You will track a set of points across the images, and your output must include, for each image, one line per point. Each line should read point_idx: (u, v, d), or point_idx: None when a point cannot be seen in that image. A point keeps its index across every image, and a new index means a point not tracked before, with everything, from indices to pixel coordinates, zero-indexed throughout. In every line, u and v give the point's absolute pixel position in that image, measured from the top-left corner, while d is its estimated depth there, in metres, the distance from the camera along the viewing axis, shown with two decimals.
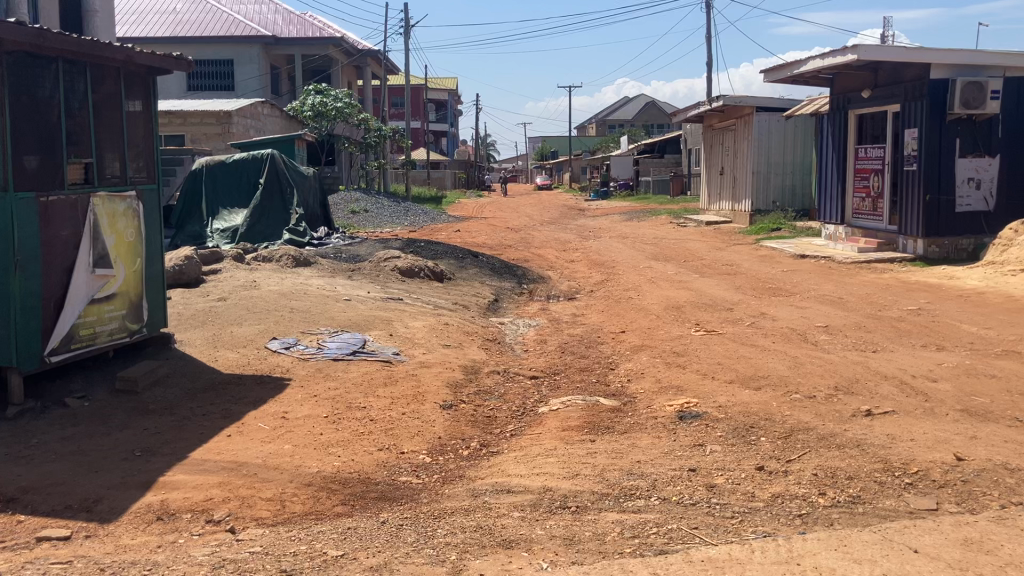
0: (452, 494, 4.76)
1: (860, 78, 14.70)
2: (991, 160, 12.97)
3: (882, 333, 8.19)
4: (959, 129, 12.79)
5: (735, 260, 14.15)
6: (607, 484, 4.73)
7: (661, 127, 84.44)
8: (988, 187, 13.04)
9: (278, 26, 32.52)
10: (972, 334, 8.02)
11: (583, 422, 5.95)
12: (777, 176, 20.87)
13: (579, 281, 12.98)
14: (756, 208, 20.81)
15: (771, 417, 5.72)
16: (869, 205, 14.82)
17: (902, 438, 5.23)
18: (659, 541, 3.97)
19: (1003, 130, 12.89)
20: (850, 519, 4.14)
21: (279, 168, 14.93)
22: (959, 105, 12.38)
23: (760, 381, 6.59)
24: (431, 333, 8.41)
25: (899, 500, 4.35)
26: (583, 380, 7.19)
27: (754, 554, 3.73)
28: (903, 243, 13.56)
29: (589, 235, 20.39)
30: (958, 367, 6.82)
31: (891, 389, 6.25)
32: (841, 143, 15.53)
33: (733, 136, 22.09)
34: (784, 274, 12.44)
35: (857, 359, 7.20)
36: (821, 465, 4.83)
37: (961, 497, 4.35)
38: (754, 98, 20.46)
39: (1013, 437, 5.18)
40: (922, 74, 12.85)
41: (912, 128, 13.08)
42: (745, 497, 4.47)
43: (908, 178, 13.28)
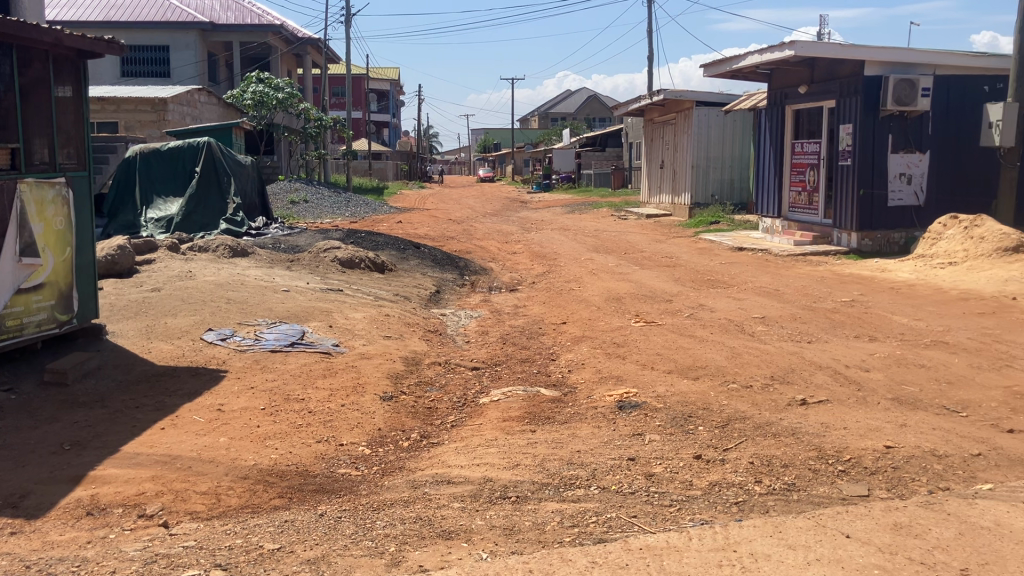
0: (392, 485, 4.73)
1: (797, 74, 14.96)
2: (921, 156, 13.25)
3: (817, 324, 8.35)
4: (891, 126, 13.09)
5: (674, 253, 14.31)
6: (548, 473, 4.74)
7: (603, 121, 85.10)
8: (918, 182, 13.34)
9: (216, 12, 31.92)
10: (902, 325, 8.24)
11: (524, 412, 5.96)
12: (716, 170, 21.14)
13: (521, 273, 13.00)
14: (696, 201, 21.05)
15: (709, 406, 5.81)
16: (804, 199, 15.13)
17: (836, 426, 5.33)
18: (598, 530, 3.99)
19: (933, 127, 13.20)
20: (785, 506, 4.22)
21: (215, 156, 14.61)
22: (891, 102, 12.68)
23: (698, 371, 6.67)
24: (371, 325, 8.32)
25: (833, 486, 4.45)
26: (524, 370, 7.19)
27: (691, 542, 3.76)
28: (838, 236, 13.87)
29: (532, 228, 20.37)
30: (889, 357, 6.99)
31: (826, 378, 6.40)
32: (778, 139, 15.79)
33: (672, 129, 22.29)
34: (722, 266, 12.63)
35: (793, 349, 7.33)
36: (757, 453, 4.90)
37: (891, 483, 4.46)
38: (695, 93, 20.69)
39: (941, 425, 5.33)
40: (856, 70, 13.12)
41: (848, 124, 13.35)
42: (682, 486, 4.52)
43: (842, 173, 13.59)
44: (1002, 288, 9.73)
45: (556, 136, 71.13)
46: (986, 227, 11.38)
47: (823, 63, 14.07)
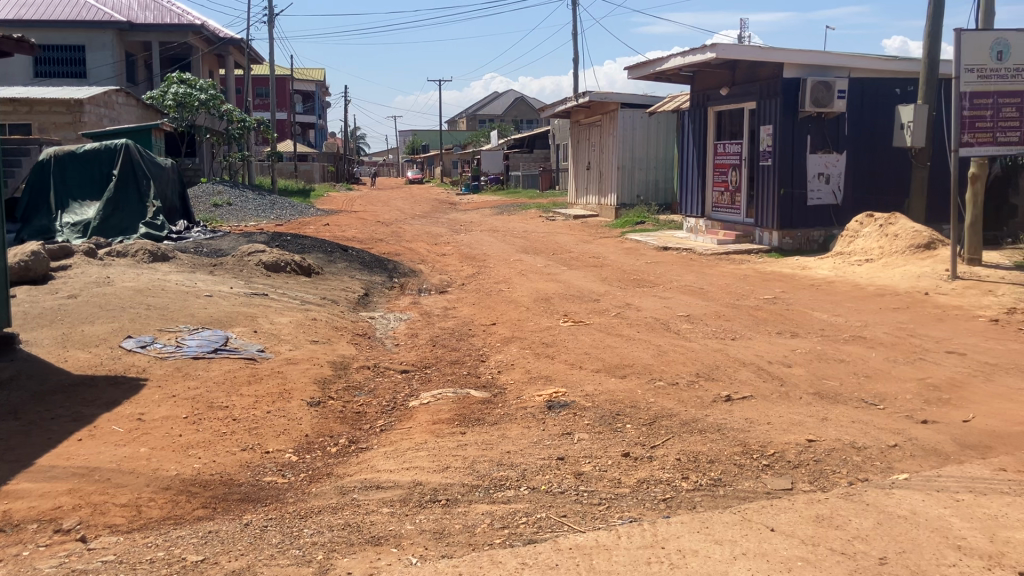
0: (319, 492, 4.65)
1: (719, 76, 15.23)
2: (839, 156, 13.61)
3: (741, 321, 8.52)
4: (809, 127, 13.42)
5: (601, 253, 14.44)
6: (478, 476, 4.72)
7: (530, 123, 85.49)
8: (836, 181, 13.71)
9: (134, 11, 31.12)
10: (822, 321, 8.45)
11: (454, 414, 5.93)
12: (641, 171, 21.41)
13: (451, 275, 12.95)
14: (622, 202, 21.29)
15: (636, 404, 5.87)
16: (727, 199, 15.41)
17: (760, 421, 5.44)
18: (528, 530, 3.99)
19: (849, 128, 13.58)
20: (712, 501, 4.28)
21: (134, 158, 14.23)
22: (810, 104, 13.00)
23: (626, 369, 6.74)
24: (297, 329, 8.20)
25: (757, 480, 4.53)
26: (454, 372, 7.17)
27: (620, 540, 3.79)
28: (760, 235, 14.16)
29: (460, 229, 20.31)
30: (810, 352, 7.16)
31: (749, 374, 6.53)
32: (701, 140, 16.06)
33: (598, 131, 22.49)
34: (648, 266, 12.78)
35: (717, 346, 7.45)
36: (684, 449, 4.97)
37: (813, 476, 4.56)
38: (619, 95, 20.92)
39: (860, 418, 5.48)
40: (775, 73, 13.42)
41: (768, 125, 13.65)
42: (611, 484, 4.55)
43: (764, 173, 13.88)
44: (916, 284, 10.06)
45: (484, 138, 71.20)
46: (900, 225, 11.76)
47: (744, 65, 14.35)
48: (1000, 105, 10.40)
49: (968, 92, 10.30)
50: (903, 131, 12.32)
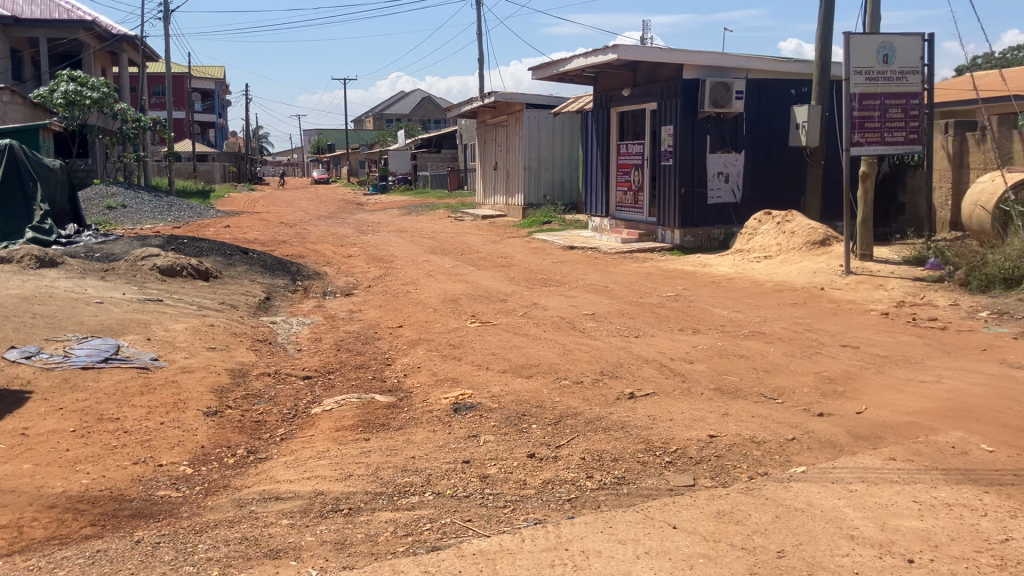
0: (216, 505, 4.49)
1: (621, 78, 15.42)
2: (737, 156, 13.93)
3: (645, 319, 8.62)
4: (708, 127, 13.70)
5: (508, 253, 14.45)
6: (381, 482, 4.63)
7: (437, 123, 85.18)
8: (735, 180, 14.04)
9: (19, 5, 29.76)
10: (723, 317, 8.63)
11: (357, 421, 5.82)
12: (547, 172, 21.54)
13: (356, 277, 12.76)
14: (529, 202, 21.38)
15: (542, 404, 5.86)
16: (630, 198, 15.62)
17: (663, 418, 5.49)
18: (432, 537, 3.93)
19: (746, 128, 13.92)
20: (616, 500, 4.29)
21: (19, 159, 13.57)
22: (708, 104, 13.27)
23: (532, 369, 6.73)
24: (194, 336, 7.93)
25: (661, 478, 4.56)
26: (358, 377, 7.04)
27: (524, 543, 3.77)
28: (663, 233, 14.39)
29: (366, 230, 20.06)
30: (711, 348, 7.29)
31: (653, 371, 6.61)
32: (604, 140, 16.23)
33: (504, 131, 22.53)
34: (554, 265, 12.84)
35: (622, 344, 7.52)
36: (588, 448, 4.98)
37: (715, 471, 4.62)
38: (524, 95, 20.99)
39: (759, 412, 5.59)
40: (675, 74, 13.66)
41: (669, 126, 13.88)
42: (516, 486, 4.52)
43: (665, 172, 14.11)
44: (811, 280, 10.37)
45: (391, 138, 70.60)
46: (796, 223, 12.12)
47: (645, 66, 14.57)
48: (887, 106, 10.81)
49: (858, 93, 10.69)
50: (798, 131, 12.68)
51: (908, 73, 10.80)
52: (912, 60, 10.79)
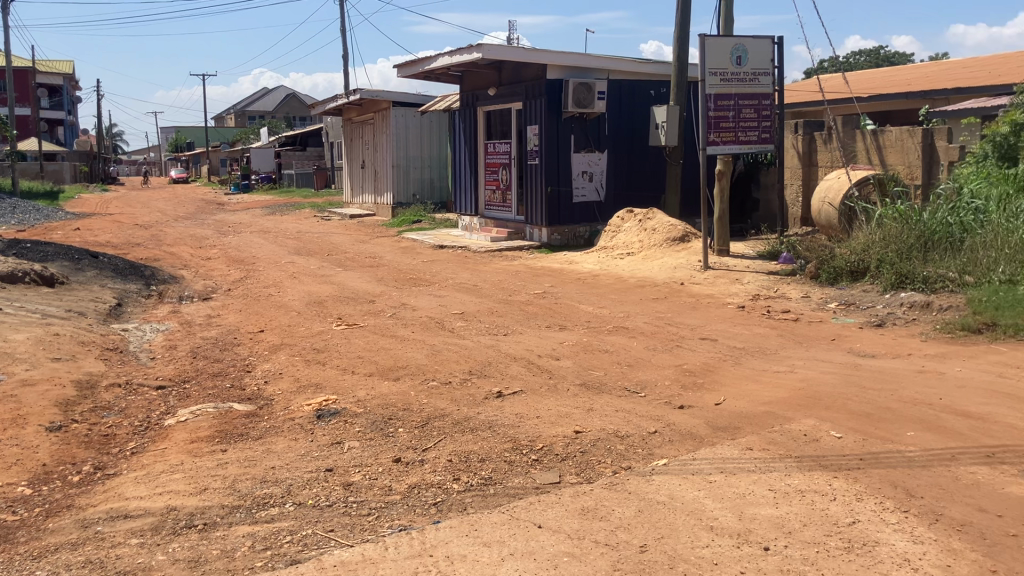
0: (58, 528, 4.20)
1: (486, 77, 15.45)
2: (601, 155, 14.18)
3: (512, 317, 8.64)
4: (572, 127, 13.88)
5: (375, 253, 14.24)
6: (239, 495, 4.44)
7: (303, 121, 83.45)
8: (599, 179, 14.28)
9: None
10: (589, 313, 8.74)
11: (215, 431, 5.58)
12: (416, 171, 21.40)
13: (216, 280, 12.29)
14: (397, 201, 21.18)
15: (408, 406, 5.77)
16: (498, 197, 15.67)
17: (529, 416, 5.50)
18: (292, 549, 3.79)
19: (609, 128, 14.18)
20: (483, 502, 4.25)
21: None
22: (572, 104, 13.45)
23: (398, 371, 6.63)
24: (36, 347, 7.43)
25: (527, 477, 4.55)
26: (216, 385, 6.76)
27: (387, 551, 3.68)
28: (530, 232, 14.50)
29: (227, 231, 19.39)
30: (577, 345, 7.36)
31: (519, 369, 6.61)
32: (471, 139, 16.23)
33: (371, 129, 22.22)
34: (422, 264, 12.74)
35: (489, 343, 7.51)
36: (455, 450, 4.92)
37: (580, 468, 4.64)
38: (391, 93, 20.77)
39: (623, 406, 5.67)
40: (539, 74, 13.78)
41: (534, 125, 14.00)
42: (381, 492, 4.42)
43: (531, 171, 14.22)
44: (673, 275, 10.65)
45: (254, 135, 68.70)
46: (658, 220, 12.44)
47: (510, 66, 14.64)
48: (740, 106, 11.23)
49: (713, 94, 11.06)
50: (658, 131, 13.01)
51: (760, 74, 11.22)
52: (763, 63, 11.22)
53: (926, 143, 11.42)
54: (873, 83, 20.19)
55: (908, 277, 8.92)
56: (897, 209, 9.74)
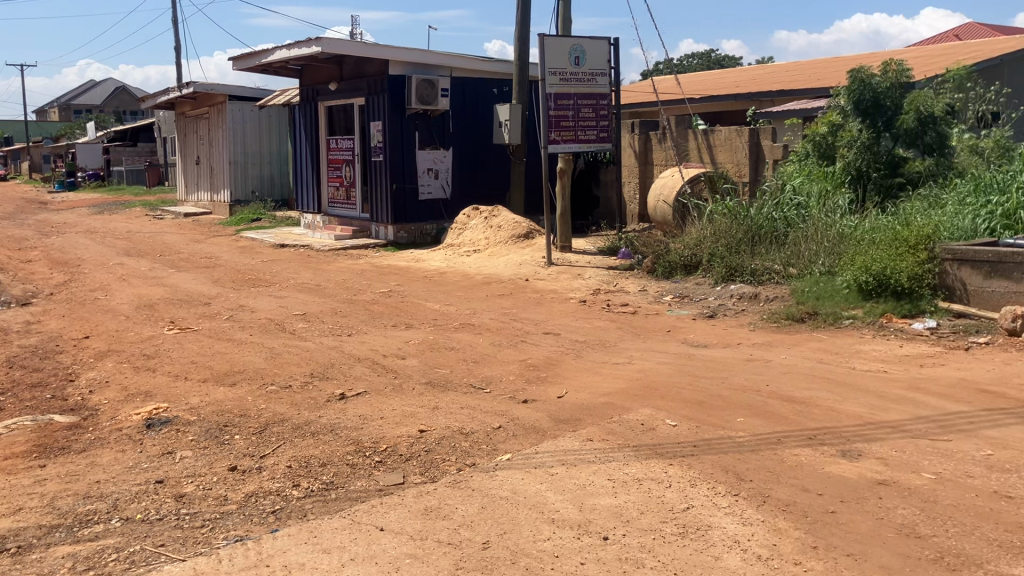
0: None
1: (327, 72, 15.14)
2: (445, 152, 14.17)
3: (356, 317, 8.49)
4: (416, 123, 13.80)
5: (213, 253, 13.70)
6: (58, 514, 4.15)
7: (134, 115, 79.47)
8: (444, 176, 14.27)
9: None
10: (434, 311, 8.70)
11: (32, 446, 5.19)
12: (255, 167, 20.76)
13: (35, 284, 11.48)
14: (236, 198, 20.48)
15: (246, 412, 5.56)
16: (342, 195, 15.40)
17: (373, 417, 5.41)
18: (118, 568, 3.57)
19: (453, 125, 14.19)
20: (324, 507, 4.14)
21: None
22: (415, 101, 13.36)
23: (235, 376, 6.38)
24: None
25: (370, 479, 4.46)
26: (34, 397, 6.30)
27: (221, 564, 3.53)
28: (375, 229, 14.31)
29: (49, 232, 18.17)
30: (422, 343, 7.31)
31: (363, 370, 6.50)
32: (313, 135, 15.86)
33: (206, 124, 21.38)
34: (263, 264, 12.35)
35: (332, 344, 7.34)
36: (295, 456, 4.78)
37: (424, 467, 4.60)
38: (227, 87, 20.04)
39: (468, 403, 5.66)
40: (381, 69, 13.62)
41: (377, 121, 13.83)
42: (216, 503, 4.23)
43: (375, 168, 14.05)
44: (518, 272, 10.76)
45: (80, 130, 64.85)
46: (503, 217, 12.55)
47: (351, 61, 14.40)
48: (579, 105, 11.45)
49: (553, 93, 11.24)
50: (501, 129, 13.11)
51: (597, 75, 11.50)
52: (600, 63, 11.49)
53: (752, 142, 12.03)
54: (704, 85, 21.09)
55: (738, 270, 9.37)
56: (726, 205, 10.17)
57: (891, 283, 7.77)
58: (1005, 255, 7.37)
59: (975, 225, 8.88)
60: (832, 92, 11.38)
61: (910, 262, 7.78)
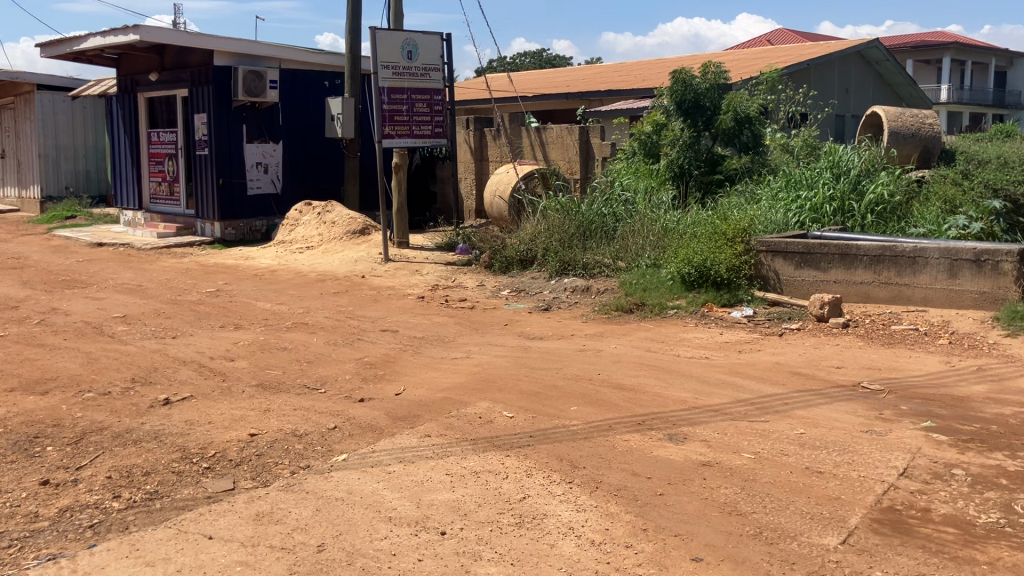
0: None
1: (146, 61, 14.40)
2: (275, 146, 13.78)
3: (182, 318, 8.12)
4: (243, 116, 13.35)
5: (21, 253, 12.76)
6: None
7: None
8: (274, 171, 13.87)
9: None
10: (266, 311, 8.45)
11: None
12: (67, 162, 19.51)
13: None
14: (46, 195, 19.18)
15: (59, 422, 5.21)
16: (165, 190, 14.69)
17: (200, 422, 5.19)
18: None
19: (282, 118, 13.81)
20: (147, 518, 3.93)
21: None
22: (242, 93, 12.90)
23: (47, 384, 5.97)
24: None
25: (197, 486, 4.28)
26: None
27: None
28: (202, 226, 13.74)
29: None
30: (253, 344, 7.07)
31: (190, 373, 6.23)
32: (132, 127, 15.05)
33: (10, 115, 19.89)
34: (78, 265, 11.61)
35: (155, 347, 6.99)
36: (114, 465, 4.52)
37: (256, 471, 4.45)
38: (34, 75, 18.71)
39: (302, 404, 5.52)
40: (205, 60, 13.08)
41: (202, 114, 13.27)
42: (26, 520, 3.94)
43: (201, 162, 13.49)
44: (353, 269, 10.60)
45: None
46: (337, 213, 12.34)
47: (172, 50, 13.75)
48: (413, 100, 11.39)
49: (385, 87, 11.13)
50: (333, 123, 12.87)
51: (429, 70, 11.48)
52: (432, 58, 11.47)
53: (582, 139, 12.33)
54: (535, 84, 21.45)
55: (570, 264, 9.59)
56: (559, 201, 10.39)
57: (712, 274, 8.17)
58: (813, 248, 8.05)
59: (787, 219, 9.47)
60: (655, 92, 11.82)
61: (729, 254, 8.20)
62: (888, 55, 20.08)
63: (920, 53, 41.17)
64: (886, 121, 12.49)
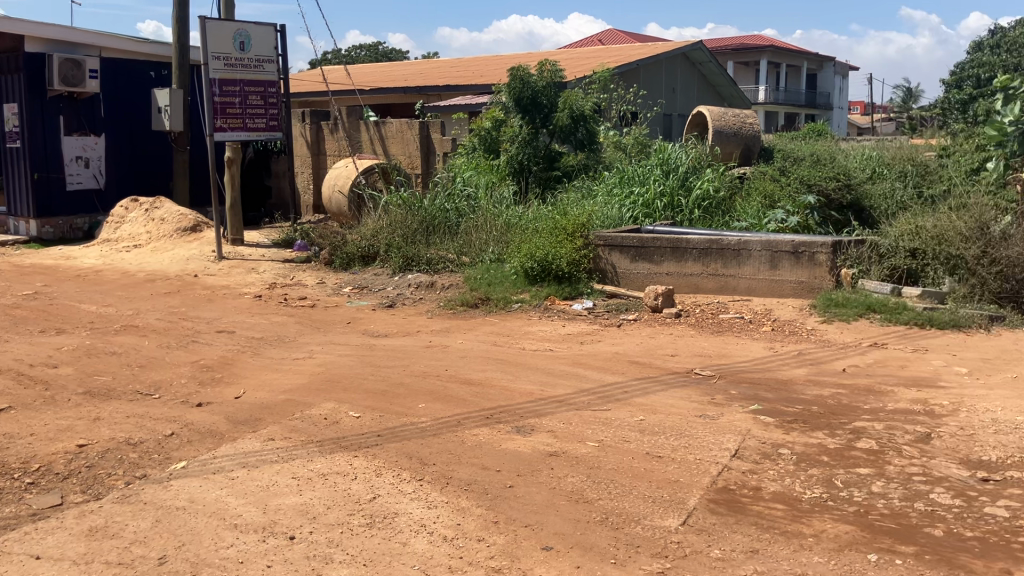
0: None
1: None
2: (96, 139, 13.01)
3: None
4: (60, 107, 12.52)
5: None
6: None
7: None
8: (96, 165, 13.09)
9: None
10: (91, 313, 7.97)
11: None
12: None
13: None
14: None
15: None
16: None
17: (22, 434, 4.84)
18: None
19: (104, 109, 13.06)
20: None
21: None
22: (58, 82, 12.09)
23: None
24: None
25: (21, 504, 3.99)
26: None
27: None
28: (15, 224, 12.81)
29: None
30: (78, 349, 6.66)
31: (7, 383, 5.79)
32: None
33: None
34: None
35: None
36: None
37: (86, 484, 4.20)
38: None
39: (135, 411, 5.25)
40: (15, 46, 12.17)
41: (12, 104, 12.36)
42: None
43: (12, 156, 12.56)
44: (185, 267, 10.16)
45: None
46: (166, 209, 11.79)
47: None
48: (246, 93, 11.02)
49: (216, 79, 10.71)
50: (160, 116, 12.27)
51: (264, 62, 11.13)
52: (266, 50, 11.13)
53: (422, 135, 12.33)
54: (372, 77, 21.19)
55: (414, 260, 9.58)
56: (401, 196, 10.34)
57: (554, 268, 8.35)
58: (647, 241, 8.38)
59: (622, 214, 9.81)
60: (494, 89, 11.94)
61: (569, 249, 8.41)
62: (710, 57, 21.10)
63: (739, 55, 43.44)
64: (711, 121, 13.12)
